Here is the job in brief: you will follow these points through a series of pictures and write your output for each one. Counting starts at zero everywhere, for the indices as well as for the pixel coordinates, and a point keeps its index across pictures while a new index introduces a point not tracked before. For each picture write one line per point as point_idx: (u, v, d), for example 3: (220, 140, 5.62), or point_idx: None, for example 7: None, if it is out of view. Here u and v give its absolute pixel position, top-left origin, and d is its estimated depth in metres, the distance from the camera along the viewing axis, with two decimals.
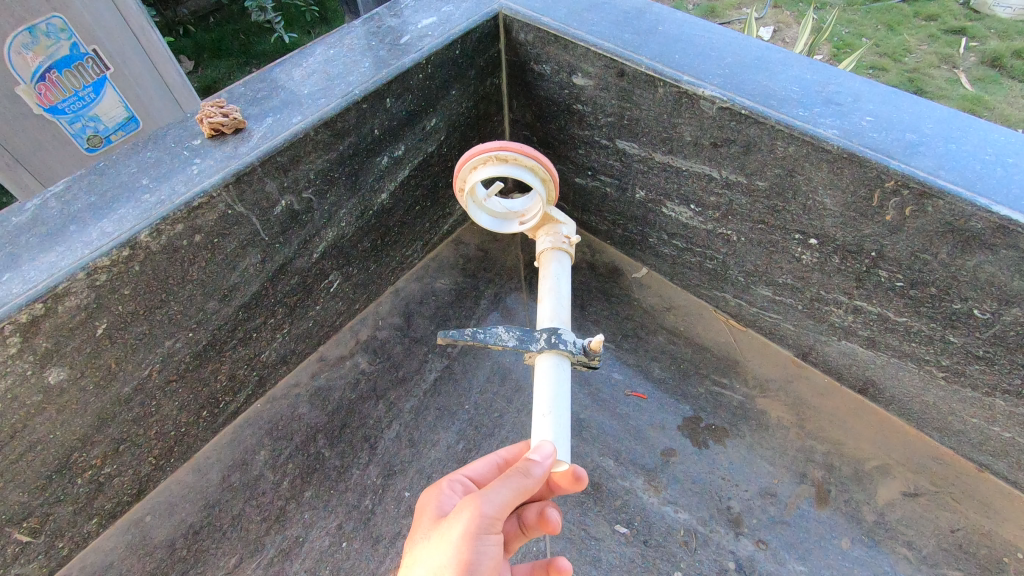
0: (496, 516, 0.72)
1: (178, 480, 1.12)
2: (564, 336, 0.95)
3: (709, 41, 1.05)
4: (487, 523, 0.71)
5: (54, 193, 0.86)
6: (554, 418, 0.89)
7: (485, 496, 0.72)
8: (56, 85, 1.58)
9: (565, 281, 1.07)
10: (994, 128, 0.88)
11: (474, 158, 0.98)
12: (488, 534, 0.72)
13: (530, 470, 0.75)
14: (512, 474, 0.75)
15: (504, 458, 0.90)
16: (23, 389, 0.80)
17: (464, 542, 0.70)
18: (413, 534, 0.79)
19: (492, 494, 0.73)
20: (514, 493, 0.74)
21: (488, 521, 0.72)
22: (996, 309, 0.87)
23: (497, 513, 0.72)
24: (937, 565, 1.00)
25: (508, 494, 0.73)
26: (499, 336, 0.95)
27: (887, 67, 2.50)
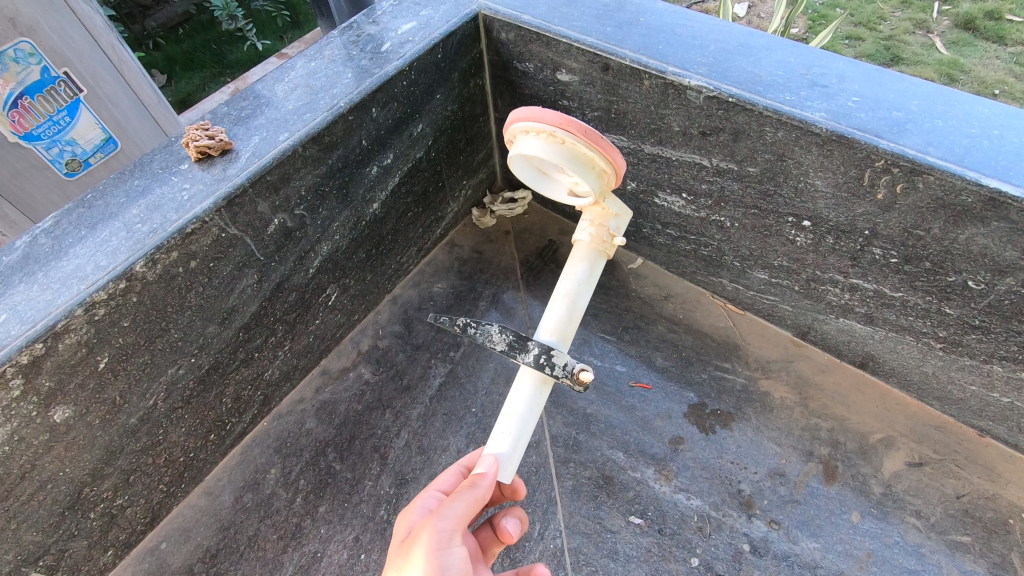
0: (456, 529, 0.72)
1: (191, 505, 1.12)
2: (556, 358, 0.86)
3: (691, 29, 1.05)
4: (450, 534, 0.71)
5: (43, 229, 0.85)
6: (516, 429, 0.89)
7: (442, 512, 0.73)
8: (30, 111, 1.54)
9: (588, 289, 0.96)
10: (978, 101, 0.89)
11: (562, 132, 0.80)
12: (453, 548, 0.70)
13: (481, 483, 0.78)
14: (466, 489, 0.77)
15: (465, 466, 0.88)
16: (29, 431, 0.79)
17: (430, 558, 0.68)
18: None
19: (450, 507, 0.74)
20: (471, 506, 0.75)
21: (451, 534, 0.71)
22: (990, 280, 0.88)
23: (458, 526, 0.72)
24: (946, 532, 1.01)
25: (465, 506, 0.75)
26: (491, 338, 0.89)
27: (863, 37, 2.52)
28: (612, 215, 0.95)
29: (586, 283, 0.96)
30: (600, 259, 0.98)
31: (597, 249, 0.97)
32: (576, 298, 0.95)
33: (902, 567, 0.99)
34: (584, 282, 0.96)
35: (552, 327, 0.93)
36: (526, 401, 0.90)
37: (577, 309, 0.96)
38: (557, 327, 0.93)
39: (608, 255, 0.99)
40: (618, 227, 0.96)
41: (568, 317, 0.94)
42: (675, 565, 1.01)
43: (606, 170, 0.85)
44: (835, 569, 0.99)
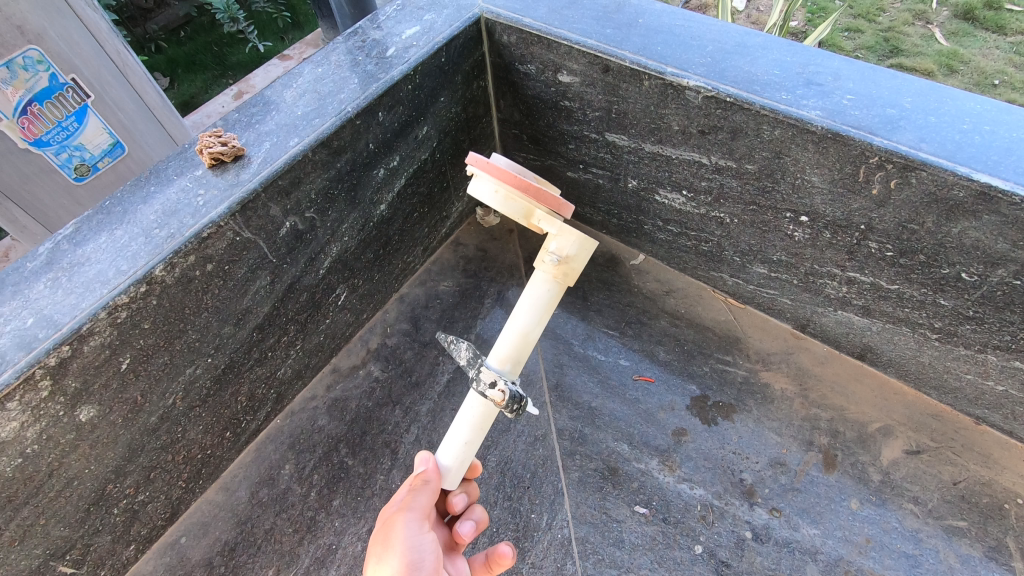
0: (423, 515, 0.81)
1: (209, 500, 1.15)
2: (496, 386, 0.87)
3: (689, 30, 1.08)
4: (416, 522, 0.79)
5: (65, 235, 0.88)
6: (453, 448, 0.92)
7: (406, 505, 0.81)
8: (39, 118, 1.57)
9: (539, 318, 0.88)
10: (971, 97, 0.91)
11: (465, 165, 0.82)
12: (423, 533, 0.79)
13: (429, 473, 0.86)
14: (422, 482, 0.85)
15: None
16: (56, 430, 0.82)
17: (404, 542, 0.77)
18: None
19: (414, 499, 0.82)
20: (431, 496, 0.84)
21: (418, 521, 0.80)
22: (983, 272, 0.90)
23: (421, 514, 0.81)
24: (943, 518, 1.04)
25: (423, 496, 0.83)
26: (455, 352, 0.91)
27: (862, 29, 2.54)
28: (560, 237, 0.82)
29: (529, 312, 0.88)
30: (559, 287, 0.87)
31: (554, 275, 0.85)
32: (519, 324, 0.88)
33: (900, 551, 1.02)
34: (529, 312, 0.88)
35: (499, 356, 0.89)
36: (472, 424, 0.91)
37: (522, 334, 0.88)
38: (504, 357, 0.89)
39: (571, 282, 0.86)
40: (571, 251, 0.83)
41: (510, 344, 0.89)
42: (680, 553, 1.04)
43: (511, 194, 0.79)
44: (835, 554, 1.02)
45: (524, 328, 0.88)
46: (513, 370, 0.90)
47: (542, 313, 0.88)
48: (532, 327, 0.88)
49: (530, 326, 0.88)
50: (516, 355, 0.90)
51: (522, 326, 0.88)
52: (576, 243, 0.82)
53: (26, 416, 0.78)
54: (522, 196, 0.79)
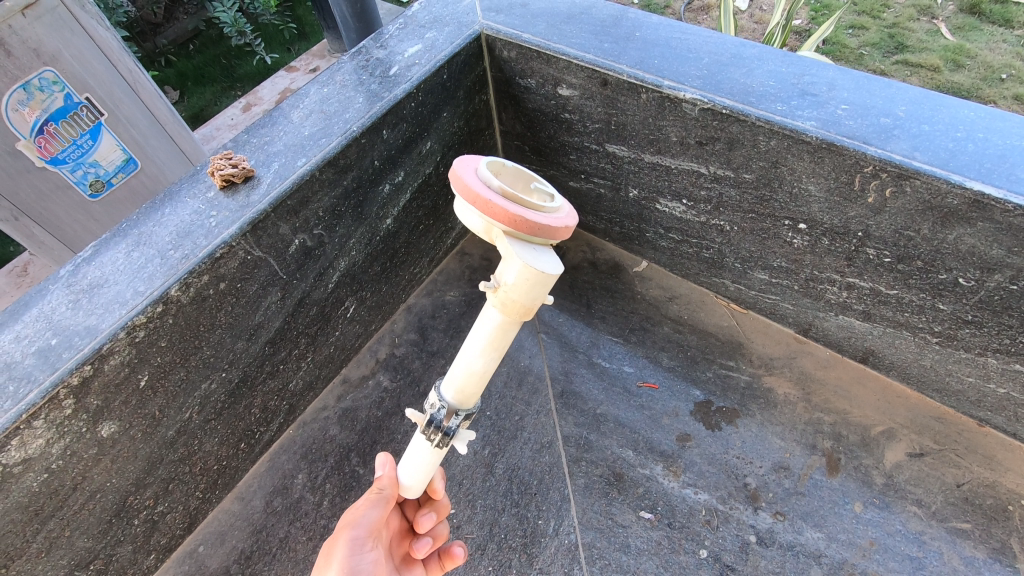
0: (369, 533, 0.84)
1: (225, 510, 1.18)
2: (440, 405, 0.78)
3: (685, 42, 1.09)
4: (361, 538, 0.84)
5: (84, 258, 0.91)
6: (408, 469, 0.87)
7: (356, 518, 0.84)
8: (55, 137, 1.62)
9: (484, 348, 0.71)
10: (964, 105, 0.92)
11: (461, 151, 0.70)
12: (364, 550, 0.84)
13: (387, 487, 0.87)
14: (377, 495, 0.87)
15: None
16: (80, 445, 0.86)
17: (343, 557, 0.82)
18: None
19: (363, 515, 0.85)
20: (383, 511, 0.86)
21: (364, 537, 0.84)
22: (979, 277, 0.91)
23: (368, 532, 0.84)
24: (947, 520, 1.05)
25: (376, 512, 0.85)
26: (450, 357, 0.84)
27: (866, 26, 2.54)
28: (506, 261, 0.63)
29: (475, 345, 0.72)
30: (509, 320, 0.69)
31: (500, 307, 0.67)
32: (467, 358, 0.73)
33: (904, 554, 1.03)
34: (476, 344, 0.72)
35: (452, 385, 0.76)
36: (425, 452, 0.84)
37: (470, 370, 0.74)
38: (453, 389, 0.76)
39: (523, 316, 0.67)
40: (507, 275, 0.63)
41: (458, 376, 0.75)
42: (685, 557, 1.06)
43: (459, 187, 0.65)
44: (839, 557, 1.03)
45: (468, 363, 0.73)
46: (460, 403, 0.78)
47: (490, 350, 0.71)
48: (478, 363, 0.73)
49: (477, 363, 0.73)
50: (467, 390, 0.76)
51: (468, 359, 0.73)
52: (519, 272, 0.62)
53: (51, 433, 0.81)
54: (472, 205, 0.63)
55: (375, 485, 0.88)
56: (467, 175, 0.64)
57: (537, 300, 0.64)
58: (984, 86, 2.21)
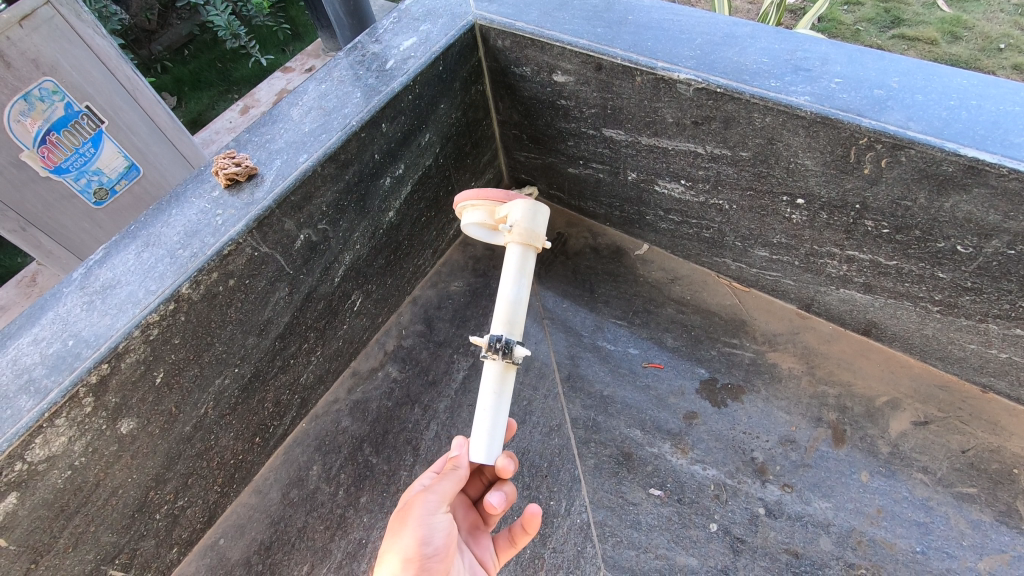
0: (438, 504, 0.84)
1: (243, 503, 1.21)
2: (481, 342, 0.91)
3: (678, 24, 1.10)
4: (435, 504, 0.84)
5: (95, 260, 0.93)
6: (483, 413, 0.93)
7: (429, 489, 0.85)
8: (57, 146, 1.64)
9: (516, 274, 0.93)
10: (957, 74, 0.93)
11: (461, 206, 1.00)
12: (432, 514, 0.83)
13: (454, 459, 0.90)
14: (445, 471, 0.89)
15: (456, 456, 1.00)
16: (101, 442, 0.88)
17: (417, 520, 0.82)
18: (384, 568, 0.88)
19: (436, 485, 0.86)
20: (449, 482, 0.87)
21: (436, 503, 0.84)
22: (977, 243, 0.92)
23: (443, 500, 0.85)
24: (953, 485, 1.06)
25: (445, 481, 0.87)
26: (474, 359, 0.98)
27: (862, 1, 2.53)
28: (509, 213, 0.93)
29: (517, 276, 0.93)
30: (518, 253, 0.94)
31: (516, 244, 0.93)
32: (502, 291, 0.93)
33: (912, 520, 1.04)
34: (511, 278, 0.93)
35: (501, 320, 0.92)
36: (488, 386, 0.93)
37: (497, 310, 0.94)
38: (504, 322, 0.92)
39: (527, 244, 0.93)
40: (515, 216, 0.92)
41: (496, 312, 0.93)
42: (695, 531, 1.08)
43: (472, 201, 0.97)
44: (847, 526, 1.05)
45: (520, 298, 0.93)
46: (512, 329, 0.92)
47: (530, 278, 0.94)
48: (523, 292, 0.93)
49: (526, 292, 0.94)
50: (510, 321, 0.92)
51: (511, 294, 0.93)
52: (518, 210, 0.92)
53: (73, 430, 0.83)
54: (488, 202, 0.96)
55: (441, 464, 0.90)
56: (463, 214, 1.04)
57: (532, 222, 0.92)
58: (982, 57, 2.20)
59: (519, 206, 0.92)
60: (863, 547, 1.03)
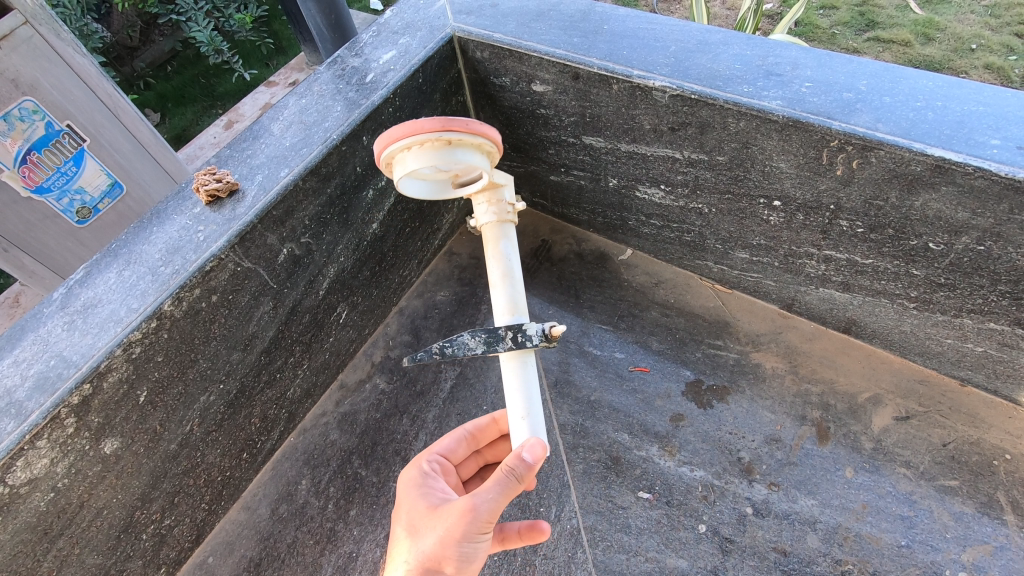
0: (484, 521, 0.75)
1: (232, 520, 1.20)
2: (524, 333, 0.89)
3: (653, 32, 1.12)
4: (476, 527, 0.75)
5: (76, 280, 0.93)
6: (530, 404, 0.90)
7: (474, 500, 0.75)
8: (39, 165, 1.63)
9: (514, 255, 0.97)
10: (923, 75, 0.95)
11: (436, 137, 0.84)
12: (472, 537, 0.76)
13: (523, 470, 0.76)
14: (504, 476, 0.76)
15: (470, 431, 0.99)
16: (84, 463, 0.87)
17: (452, 544, 0.75)
18: (394, 524, 0.84)
19: (483, 497, 0.75)
20: (499, 497, 0.75)
21: (480, 522, 0.75)
22: (947, 240, 0.94)
23: (485, 523, 0.75)
24: (935, 478, 1.08)
25: (502, 494, 0.75)
26: (466, 344, 0.87)
27: (838, 5, 2.58)
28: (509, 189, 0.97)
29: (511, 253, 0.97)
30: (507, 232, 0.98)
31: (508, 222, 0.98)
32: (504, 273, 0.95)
33: (896, 514, 1.06)
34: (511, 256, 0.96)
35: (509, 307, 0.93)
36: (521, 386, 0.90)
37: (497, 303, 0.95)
38: (509, 308, 0.93)
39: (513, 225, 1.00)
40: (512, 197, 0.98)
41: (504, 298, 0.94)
42: (684, 533, 1.08)
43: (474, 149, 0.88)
44: (833, 522, 1.06)
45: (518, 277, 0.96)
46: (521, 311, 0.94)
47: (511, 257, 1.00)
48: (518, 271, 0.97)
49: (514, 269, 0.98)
50: (516, 303, 0.94)
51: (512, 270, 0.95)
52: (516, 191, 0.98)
53: (55, 452, 0.83)
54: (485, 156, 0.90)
55: (503, 460, 0.77)
56: (424, 120, 0.83)
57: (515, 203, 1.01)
58: (955, 57, 2.26)
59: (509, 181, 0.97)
60: (850, 542, 1.04)
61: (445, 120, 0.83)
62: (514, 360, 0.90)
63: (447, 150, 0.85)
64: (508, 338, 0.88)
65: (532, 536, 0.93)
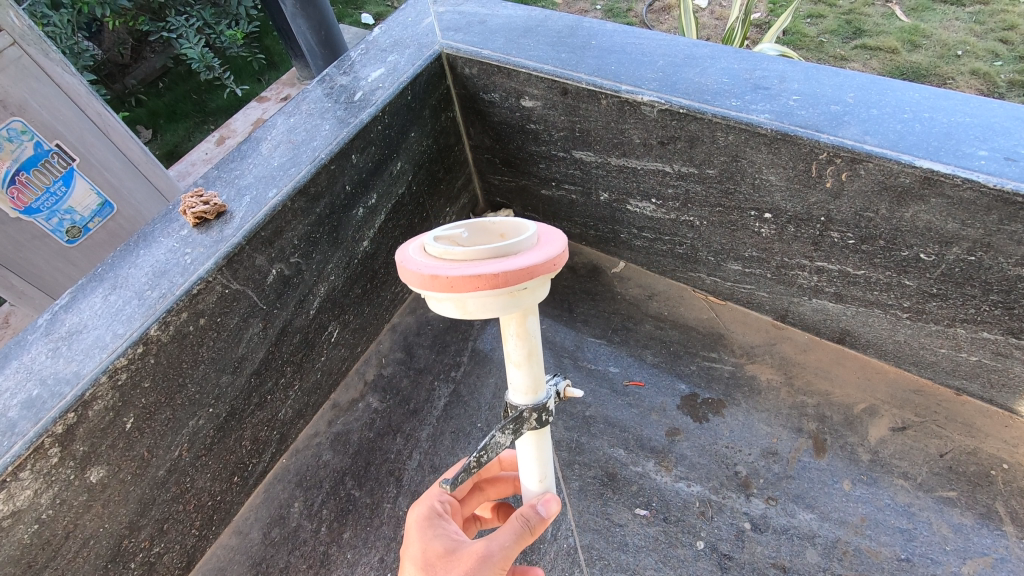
0: (498, 567, 0.74)
1: (223, 545, 1.17)
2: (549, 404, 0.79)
3: (640, 47, 1.12)
4: (489, 572, 0.74)
5: (61, 305, 0.92)
6: (548, 468, 0.86)
7: (489, 546, 0.75)
8: (27, 186, 1.61)
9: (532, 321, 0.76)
10: (910, 87, 0.96)
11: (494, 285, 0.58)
12: None
13: (537, 520, 0.76)
14: (519, 524, 0.77)
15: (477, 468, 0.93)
16: (70, 492, 0.86)
17: None
18: (404, 564, 0.81)
19: (497, 544, 0.75)
20: (513, 545, 0.75)
21: (494, 569, 0.74)
22: (939, 251, 0.94)
23: (499, 569, 0.74)
24: (934, 490, 1.07)
25: (517, 542, 0.75)
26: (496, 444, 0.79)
27: (824, 14, 2.61)
28: None
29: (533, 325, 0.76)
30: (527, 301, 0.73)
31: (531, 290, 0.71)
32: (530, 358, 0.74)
33: (895, 527, 1.05)
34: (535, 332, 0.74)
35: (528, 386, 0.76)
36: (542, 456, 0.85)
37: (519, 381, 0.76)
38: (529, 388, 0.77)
39: None
40: None
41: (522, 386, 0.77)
42: (682, 550, 1.07)
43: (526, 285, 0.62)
44: (832, 536, 1.05)
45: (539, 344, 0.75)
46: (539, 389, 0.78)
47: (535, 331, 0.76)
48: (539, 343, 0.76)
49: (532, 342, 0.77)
50: (539, 381, 0.77)
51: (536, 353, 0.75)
52: None
53: (39, 483, 0.81)
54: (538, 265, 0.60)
55: (518, 508, 0.78)
56: (505, 274, 0.57)
57: None
58: (941, 64, 2.28)
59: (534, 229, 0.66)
60: (849, 557, 1.03)
61: (532, 272, 0.59)
62: (535, 437, 0.82)
63: (525, 296, 0.62)
64: (533, 421, 0.78)
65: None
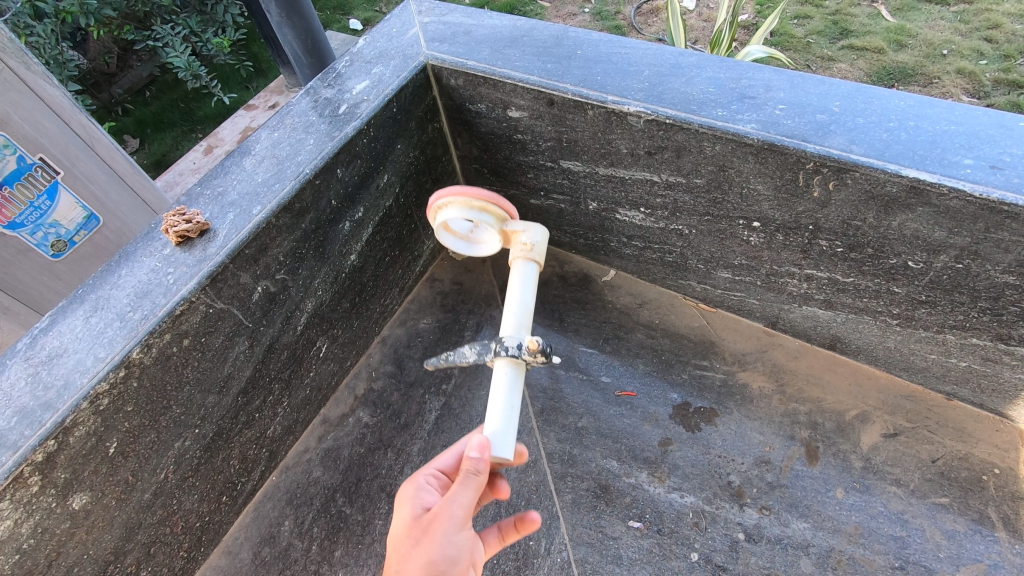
0: (464, 516, 0.77)
1: (212, 566, 1.16)
2: (507, 344, 0.95)
3: (626, 56, 1.12)
4: (458, 520, 0.76)
5: (41, 328, 0.90)
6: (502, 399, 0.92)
7: (450, 502, 0.77)
8: (11, 201, 1.58)
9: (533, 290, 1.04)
10: (895, 95, 0.96)
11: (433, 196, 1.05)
12: (455, 532, 0.76)
13: (479, 464, 0.78)
14: (465, 474, 0.79)
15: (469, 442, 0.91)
16: (51, 521, 0.84)
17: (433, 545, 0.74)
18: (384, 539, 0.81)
19: (455, 498, 0.77)
20: (471, 493, 0.78)
21: (460, 520, 0.77)
22: (927, 259, 0.94)
23: (463, 521, 0.77)
24: (926, 496, 1.07)
25: (472, 493, 0.78)
26: (463, 354, 0.99)
27: (811, 15, 2.61)
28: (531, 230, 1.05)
29: (530, 286, 1.04)
30: (530, 267, 1.05)
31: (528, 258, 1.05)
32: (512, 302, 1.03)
33: (888, 535, 1.04)
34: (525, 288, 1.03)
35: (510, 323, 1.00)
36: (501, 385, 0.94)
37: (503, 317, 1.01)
38: (512, 325, 1.00)
39: (539, 261, 1.05)
40: (535, 236, 1.05)
41: (507, 318, 1.01)
42: (677, 562, 1.07)
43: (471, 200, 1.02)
44: (826, 545, 1.05)
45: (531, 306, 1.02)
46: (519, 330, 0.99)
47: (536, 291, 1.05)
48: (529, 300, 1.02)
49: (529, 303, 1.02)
50: (522, 323, 1.00)
51: (520, 300, 1.02)
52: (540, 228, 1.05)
53: (19, 512, 0.79)
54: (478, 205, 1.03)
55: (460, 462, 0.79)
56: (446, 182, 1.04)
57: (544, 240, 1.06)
58: (927, 63, 2.29)
59: (538, 227, 1.06)
60: (843, 566, 1.03)
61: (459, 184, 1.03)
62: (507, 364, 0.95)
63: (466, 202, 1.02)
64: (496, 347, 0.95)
65: (523, 527, 0.86)
